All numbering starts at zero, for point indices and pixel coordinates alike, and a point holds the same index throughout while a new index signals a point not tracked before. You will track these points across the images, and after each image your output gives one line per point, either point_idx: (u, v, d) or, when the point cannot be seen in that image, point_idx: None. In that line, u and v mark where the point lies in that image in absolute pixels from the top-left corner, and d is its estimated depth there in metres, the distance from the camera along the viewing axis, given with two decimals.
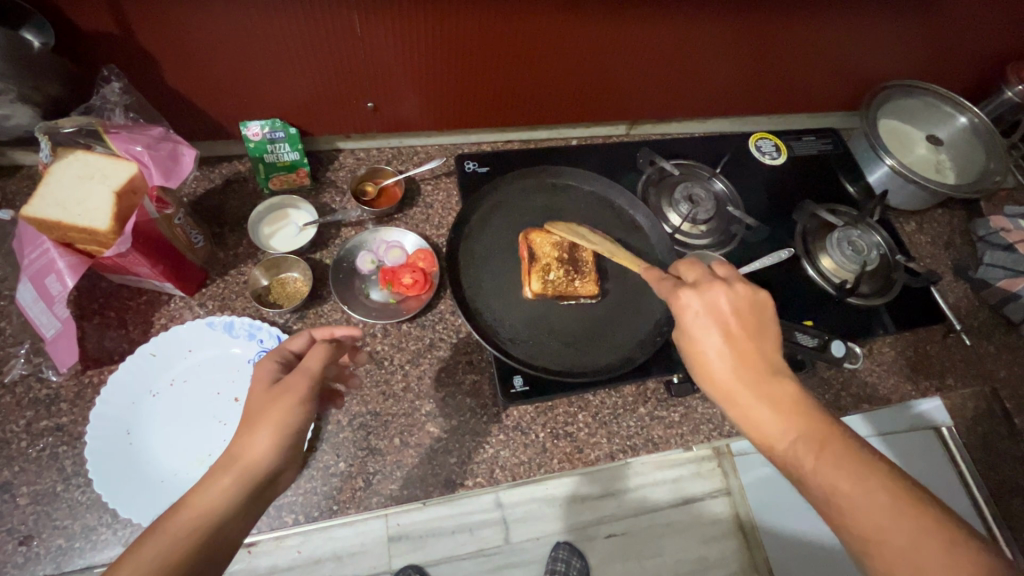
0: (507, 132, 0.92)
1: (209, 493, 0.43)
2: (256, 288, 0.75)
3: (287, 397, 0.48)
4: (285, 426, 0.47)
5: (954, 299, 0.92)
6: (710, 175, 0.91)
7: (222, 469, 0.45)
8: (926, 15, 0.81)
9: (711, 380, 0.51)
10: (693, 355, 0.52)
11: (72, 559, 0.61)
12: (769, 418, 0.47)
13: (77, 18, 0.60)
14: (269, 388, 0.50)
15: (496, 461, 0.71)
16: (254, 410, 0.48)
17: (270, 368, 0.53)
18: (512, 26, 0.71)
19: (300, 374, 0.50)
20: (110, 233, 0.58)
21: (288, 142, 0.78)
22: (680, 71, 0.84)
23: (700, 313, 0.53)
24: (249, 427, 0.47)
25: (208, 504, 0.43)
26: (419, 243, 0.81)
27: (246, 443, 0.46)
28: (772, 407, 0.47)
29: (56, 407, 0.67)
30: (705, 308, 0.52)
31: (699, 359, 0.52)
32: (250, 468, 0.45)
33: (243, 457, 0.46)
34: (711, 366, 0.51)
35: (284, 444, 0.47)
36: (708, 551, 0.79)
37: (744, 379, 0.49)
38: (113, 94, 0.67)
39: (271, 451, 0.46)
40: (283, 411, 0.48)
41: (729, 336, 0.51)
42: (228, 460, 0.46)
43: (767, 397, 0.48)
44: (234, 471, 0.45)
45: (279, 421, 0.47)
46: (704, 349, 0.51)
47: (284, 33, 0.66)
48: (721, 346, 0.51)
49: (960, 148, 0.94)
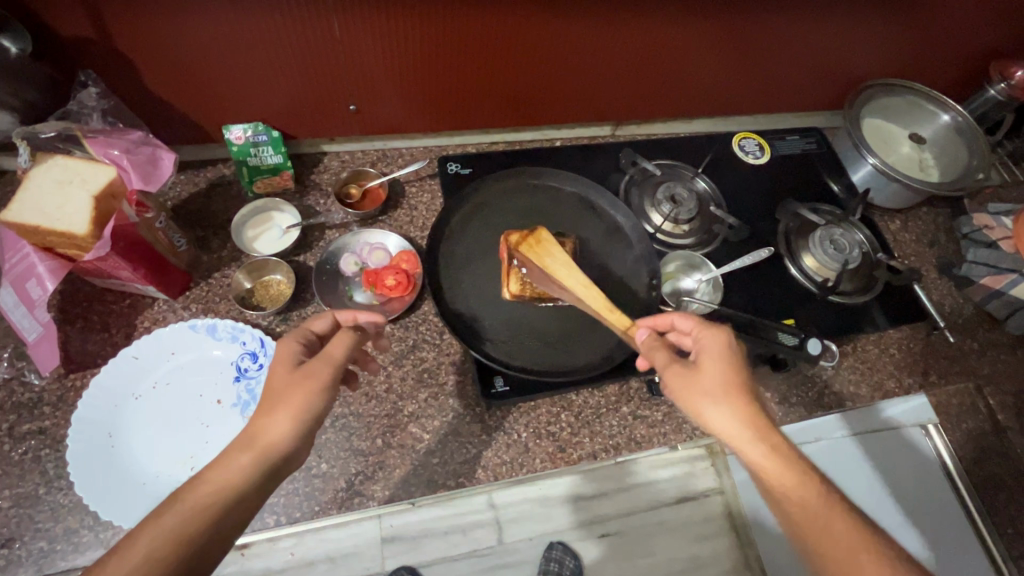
0: (491, 134, 0.93)
1: (226, 470, 0.45)
2: (239, 292, 0.76)
3: (308, 382, 0.50)
4: (306, 409, 0.49)
5: (938, 297, 0.92)
6: (692, 175, 0.91)
7: (242, 449, 0.46)
8: (905, 13, 0.81)
9: (709, 403, 0.50)
10: (698, 377, 0.52)
11: (54, 561, 0.61)
12: (771, 446, 0.48)
13: (54, 23, 0.60)
14: (291, 372, 0.51)
15: (479, 461, 0.72)
16: (275, 393, 0.49)
17: (292, 349, 0.54)
18: (493, 27, 0.71)
19: (323, 361, 0.51)
20: (88, 237, 0.59)
21: (271, 145, 0.78)
22: (663, 70, 0.84)
23: (708, 348, 0.54)
24: (269, 409, 0.49)
25: (224, 480, 0.44)
26: (402, 244, 0.81)
27: (266, 425, 0.48)
28: (770, 437, 0.48)
29: (39, 411, 0.67)
30: (715, 343, 0.55)
31: (700, 383, 0.52)
32: (266, 450, 0.47)
33: (262, 438, 0.47)
34: (715, 389, 0.51)
35: (298, 429, 0.48)
36: (699, 549, 0.77)
37: (749, 406, 0.50)
38: (89, 98, 0.67)
39: (290, 434, 0.48)
40: (301, 400, 0.49)
41: (737, 369, 0.53)
42: (248, 440, 0.47)
43: (768, 427, 0.49)
44: (254, 450, 0.47)
45: (299, 407, 0.49)
46: (710, 374, 0.52)
47: (264, 35, 0.66)
48: (727, 376, 0.52)
49: (943, 146, 0.95)
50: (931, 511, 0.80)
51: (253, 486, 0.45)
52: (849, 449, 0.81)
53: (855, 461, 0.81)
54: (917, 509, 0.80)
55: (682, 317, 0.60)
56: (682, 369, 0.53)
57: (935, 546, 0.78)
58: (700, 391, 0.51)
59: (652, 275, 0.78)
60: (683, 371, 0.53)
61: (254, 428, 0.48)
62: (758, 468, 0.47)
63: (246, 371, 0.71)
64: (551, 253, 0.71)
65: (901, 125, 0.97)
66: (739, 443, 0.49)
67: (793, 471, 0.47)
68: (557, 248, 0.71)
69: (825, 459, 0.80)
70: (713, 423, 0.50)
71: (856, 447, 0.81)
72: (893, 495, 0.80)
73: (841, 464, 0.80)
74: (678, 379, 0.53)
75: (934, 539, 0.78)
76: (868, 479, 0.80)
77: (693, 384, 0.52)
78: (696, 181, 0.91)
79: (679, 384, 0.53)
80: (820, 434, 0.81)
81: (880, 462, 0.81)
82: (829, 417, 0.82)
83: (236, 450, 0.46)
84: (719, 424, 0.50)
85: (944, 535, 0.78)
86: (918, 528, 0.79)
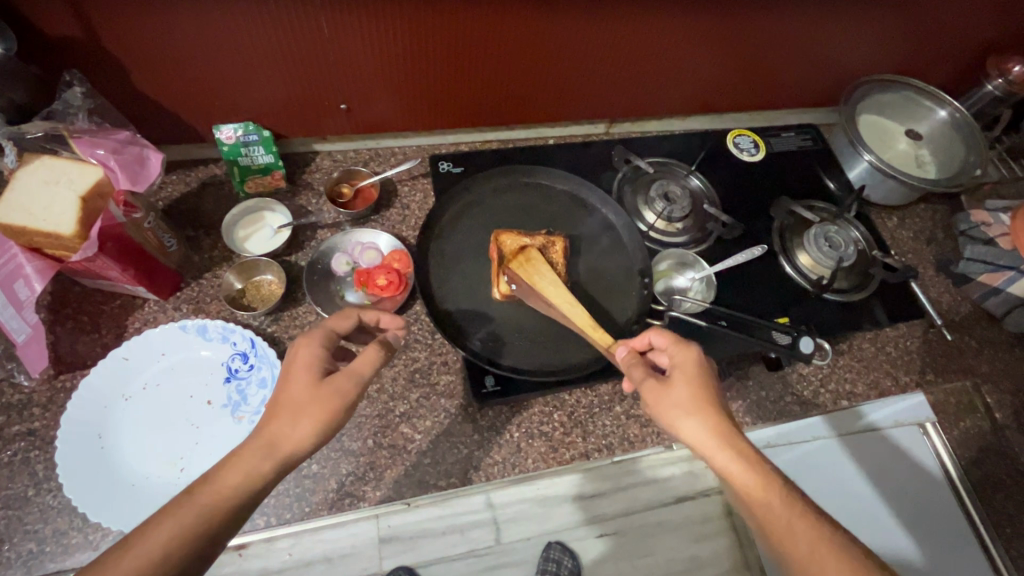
0: (484, 132, 0.92)
1: (229, 479, 0.45)
2: (230, 292, 0.76)
3: (334, 398, 0.50)
4: (329, 423, 0.49)
5: (935, 294, 0.91)
6: (686, 173, 0.90)
7: (263, 457, 0.47)
8: (900, 10, 0.81)
9: (678, 417, 0.53)
10: (668, 390, 0.54)
11: (43, 563, 0.61)
12: (735, 454, 0.50)
13: (41, 23, 0.60)
14: (316, 383, 0.51)
15: (471, 461, 0.72)
16: (300, 402, 0.50)
17: (315, 354, 0.53)
18: (484, 24, 0.70)
19: (348, 378, 0.52)
20: (75, 237, 0.59)
21: (262, 145, 0.78)
22: (656, 66, 0.84)
23: (681, 363, 0.56)
24: (292, 416, 0.49)
25: (229, 490, 0.45)
26: (393, 243, 0.81)
27: (287, 432, 0.48)
28: (734, 445, 0.50)
29: (29, 412, 0.67)
30: (686, 359, 0.56)
31: (671, 396, 0.54)
32: (286, 459, 0.48)
33: (284, 445, 0.48)
34: (684, 401, 0.53)
35: (320, 435, 0.49)
36: (699, 549, 0.75)
37: (716, 417, 0.52)
38: (74, 99, 0.67)
39: (310, 439, 0.49)
40: (323, 412, 0.49)
41: (706, 383, 0.54)
42: (270, 448, 0.48)
43: (734, 435, 0.51)
44: (275, 458, 0.47)
45: (323, 417, 0.49)
46: (680, 387, 0.54)
47: (252, 32, 0.65)
48: (695, 389, 0.54)
49: (940, 143, 0.94)
50: (936, 510, 0.78)
51: (260, 490, 0.46)
52: (852, 446, 0.80)
53: (859, 458, 0.79)
54: (923, 508, 0.78)
55: (659, 335, 0.60)
56: (654, 382, 0.55)
57: (940, 546, 0.76)
58: (670, 404, 0.53)
59: (644, 274, 0.78)
60: (655, 384, 0.55)
61: (277, 435, 0.48)
62: (726, 474, 0.50)
63: (237, 371, 0.70)
64: (541, 272, 0.71)
65: (897, 121, 0.97)
66: (707, 451, 0.51)
67: (756, 478, 0.48)
68: (547, 268, 0.71)
69: (826, 457, 0.79)
70: (683, 434, 0.52)
71: (859, 444, 0.80)
72: (899, 493, 0.78)
73: (845, 462, 0.79)
74: (650, 392, 0.55)
75: (939, 538, 0.77)
76: (873, 477, 0.79)
77: (664, 398, 0.54)
78: (690, 179, 0.90)
79: (652, 398, 0.55)
80: (823, 431, 0.80)
81: (883, 460, 0.80)
82: (826, 416, 0.81)
83: (257, 458, 0.47)
84: (687, 435, 0.52)
85: (949, 535, 0.77)
86: (924, 527, 0.77)
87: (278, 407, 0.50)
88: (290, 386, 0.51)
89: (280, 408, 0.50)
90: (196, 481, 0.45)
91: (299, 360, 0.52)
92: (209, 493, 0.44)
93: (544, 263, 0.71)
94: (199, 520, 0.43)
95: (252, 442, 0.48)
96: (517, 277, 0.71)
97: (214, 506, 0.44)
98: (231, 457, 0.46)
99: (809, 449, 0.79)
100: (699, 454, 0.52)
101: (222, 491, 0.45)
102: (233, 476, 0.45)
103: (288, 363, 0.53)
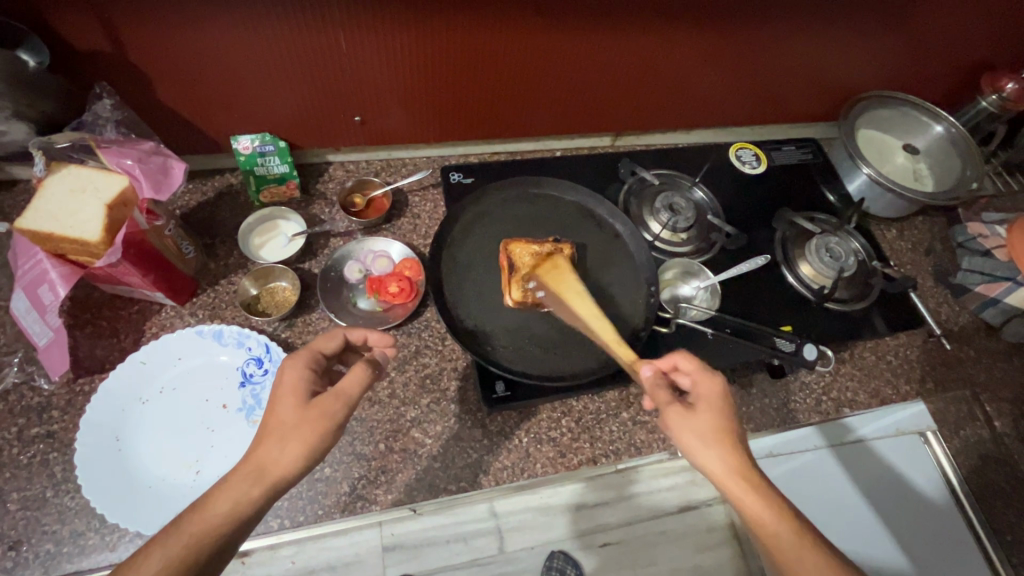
0: (494, 144, 0.95)
1: (225, 503, 0.47)
2: (245, 298, 0.77)
3: (320, 420, 0.51)
4: (317, 444, 0.50)
5: (935, 305, 0.93)
6: (690, 185, 0.93)
7: (253, 483, 0.48)
8: (895, 30, 0.84)
9: (698, 445, 0.53)
10: (693, 417, 0.55)
11: (60, 564, 0.62)
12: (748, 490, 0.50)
13: (72, 39, 0.63)
14: (303, 406, 0.52)
15: (481, 466, 0.73)
16: (287, 426, 0.50)
17: (303, 377, 0.54)
18: (492, 37, 0.72)
19: (336, 398, 0.53)
20: (101, 244, 0.61)
21: (278, 155, 0.80)
22: (659, 80, 0.86)
23: (706, 393, 0.57)
24: (280, 439, 0.50)
25: (219, 516, 0.46)
26: (405, 252, 0.82)
27: (278, 455, 0.49)
28: (751, 477, 0.51)
29: (48, 415, 0.69)
30: (711, 390, 0.57)
31: (695, 423, 0.54)
32: (280, 478, 0.49)
33: (272, 470, 0.49)
34: (708, 431, 0.54)
35: (312, 454, 0.50)
36: (703, 559, 0.73)
37: (737, 450, 0.53)
38: (104, 110, 0.69)
39: (302, 461, 0.50)
40: (313, 435, 0.50)
41: (728, 416, 0.55)
42: (258, 473, 0.48)
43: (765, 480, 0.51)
44: (265, 483, 0.48)
45: (310, 439, 0.50)
46: (704, 417, 0.55)
47: (267, 43, 0.67)
48: (716, 419, 0.55)
49: (937, 157, 0.96)
50: (938, 521, 0.78)
51: (253, 513, 0.47)
52: (854, 455, 0.80)
53: (861, 467, 0.80)
54: (925, 518, 0.78)
55: (685, 359, 0.60)
56: (678, 408, 0.56)
57: (941, 556, 0.76)
58: (692, 430, 0.54)
59: (650, 281, 0.79)
60: (680, 409, 0.55)
61: (265, 461, 0.49)
62: (740, 503, 0.50)
63: (251, 376, 0.72)
64: (567, 281, 0.76)
65: (895, 136, 0.99)
66: (722, 481, 0.52)
67: (772, 510, 0.49)
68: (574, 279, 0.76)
69: (826, 467, 0.79)
70: (701, 463, 0.53)
71: (860, 452, 0.81)
72: (902, 503, 0.79)
73: (845, 472, 0.79)
74: (674, 414, 0.55)
75: (940, 549, 0.77)
76: (875, 487, 0.79)
77: (687, 424, 0.54)
78: (694, 191, 0.93)
79: (676, 420, 0.55)
80: (824, 440, 0.81)
81: (883, 471, 0.80)
82: (828, 424, 0.82)
83: (246, 483, 0.48)
84: (710, 463, 0.52)
85: (949, 546, 0.77)
86: (926, 539, 0.77)
87: (267, 431, 0.51)
88: (278, 410, 0.52)
89: (268, 432, 0.51)
90: (186, 509, 0.46)
91: (287, 382, 0.54)
92: (198, 520, 0.45)
93: (570, 273, 0.76)
94: (186, 553, 0.44)
95: (243, 468, 0.49)
96: (544, 285, 0.75)
97: (205, 530, 0.45)
98: (221, 483, 0.47)
99: (809, 459, 0.79)
100: (715, 483, 0.52)
101: (217, 515, 0.46)
102: (222, 504, 0.47)
103: (276, 386, 0.54)
